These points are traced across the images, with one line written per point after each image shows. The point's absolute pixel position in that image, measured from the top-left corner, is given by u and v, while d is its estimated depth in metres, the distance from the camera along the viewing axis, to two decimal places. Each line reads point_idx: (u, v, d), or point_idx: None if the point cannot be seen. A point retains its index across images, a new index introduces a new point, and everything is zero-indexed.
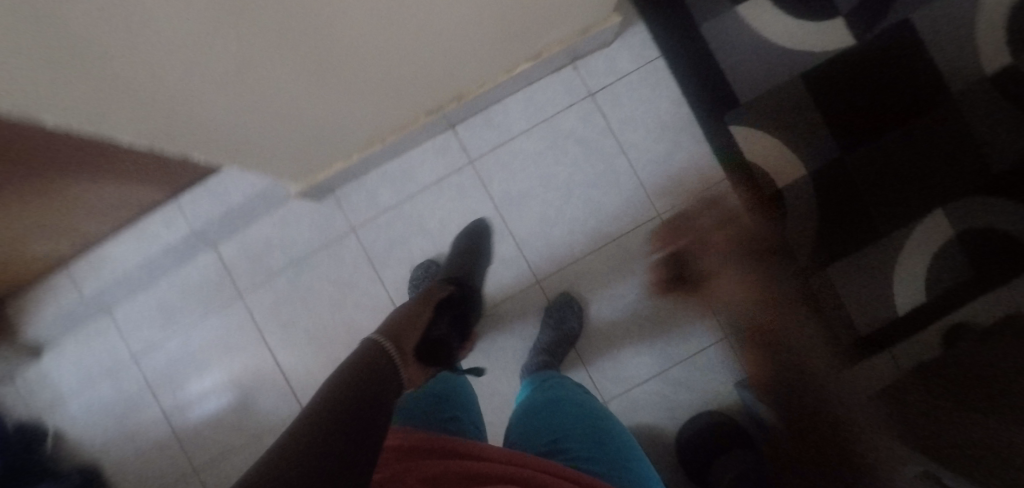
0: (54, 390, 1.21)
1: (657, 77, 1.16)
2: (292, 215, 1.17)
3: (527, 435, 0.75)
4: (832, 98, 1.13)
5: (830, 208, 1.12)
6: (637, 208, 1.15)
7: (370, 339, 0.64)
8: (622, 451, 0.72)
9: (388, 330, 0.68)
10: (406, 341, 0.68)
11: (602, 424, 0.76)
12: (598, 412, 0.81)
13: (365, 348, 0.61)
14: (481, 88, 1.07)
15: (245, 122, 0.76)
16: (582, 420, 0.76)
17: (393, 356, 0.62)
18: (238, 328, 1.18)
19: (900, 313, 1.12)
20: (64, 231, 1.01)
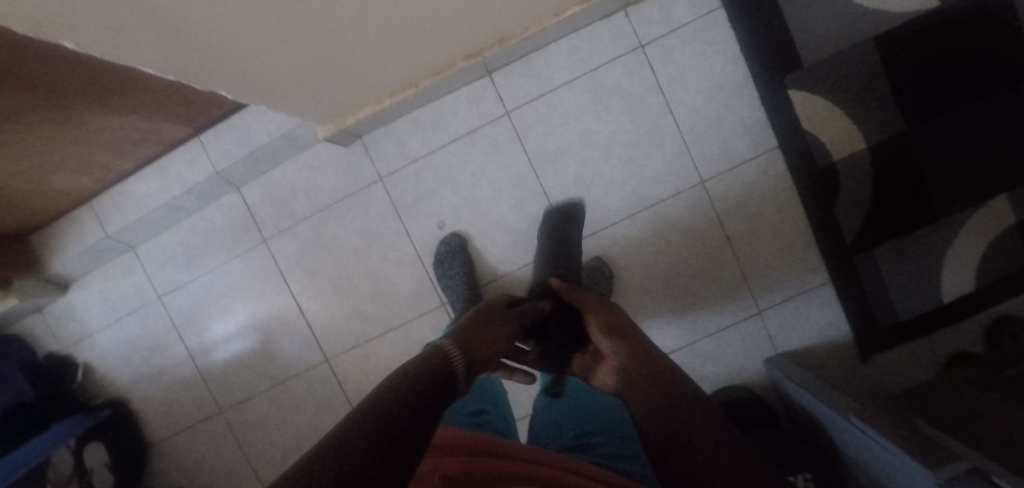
0: (83, 322, 1.23)
1: (715, 30, 1.06)
2: (319, 160, 1.13)
3: (547, 428, 0.71)
4: (906, 63, 1.02)
5: (886, 187, 1.04)
6: (680, 174, 1.09)
7: (436, 346, 0.59)
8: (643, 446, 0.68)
9: (457, 338, 0.63)
10: (474, 352, 0.63)
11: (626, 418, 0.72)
12: None
13: (428, 355, 0.56)
14: (524, 32, 0.99)
15: (281, 61, 0.69)
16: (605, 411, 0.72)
17: (460, 362, 0.58)
18: (261, 274, 1.17)
19: (945, 300, 1.06)
20: (86, 163, 0.99)
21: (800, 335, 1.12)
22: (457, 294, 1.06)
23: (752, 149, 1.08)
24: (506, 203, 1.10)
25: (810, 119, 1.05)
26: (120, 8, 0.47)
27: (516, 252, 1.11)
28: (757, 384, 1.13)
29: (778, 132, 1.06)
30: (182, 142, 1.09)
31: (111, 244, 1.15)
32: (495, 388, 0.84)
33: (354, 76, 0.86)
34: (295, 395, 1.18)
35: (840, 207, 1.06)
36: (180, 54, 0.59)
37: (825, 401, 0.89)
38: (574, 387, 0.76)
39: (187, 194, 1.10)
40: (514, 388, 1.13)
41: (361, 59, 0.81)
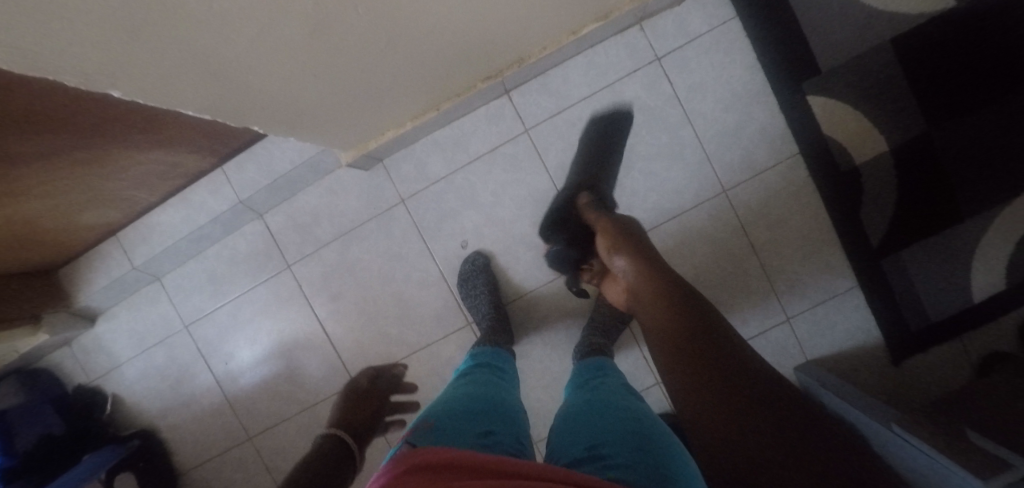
0: (110, 354, 1.24)
1: (731, 40, 1.06)
2: (341, 185, 1.14)
3: (565, 444, 0.58)
4: (925, 63, 1.01)
5: (911, 186, 1.03)
6: (701, 183, 1.08)
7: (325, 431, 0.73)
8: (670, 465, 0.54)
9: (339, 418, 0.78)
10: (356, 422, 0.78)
11: (651, 433, 0.58)
12: (646, 418, 0.62)
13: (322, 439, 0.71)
14: (543, 51, 1.00)
15: (312, 93, 0.70)
16: (623, 425, 0.59)
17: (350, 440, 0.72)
18: (285, 299, 1.17)
19: (977, 300, 1.03)
20: (114, 198, 1.00)
21: (830, 341, 1.09)
22: (483, 312, 1.06)
23: (773, 155, 1.07)
24: (528, 220, 1.10)
25: (830, 124, 1.04)
26: (165, 53, 0.48)
27: (540, 268, 1.11)
28: (790, 393, 1.11)
29: (798, 138, 1.06)
30: (205, 173, 1.10)
31: (137, 275, 1.17)
32: (509, 396, 0.71)
33: (378, 104, 0.87)
34: (322, 420, 1.18)
35: (865, 209, 1.05)
36: (218, 93, 0.60)
37: (862, 408, 0.88)
38: (598, 402, 0.65)
39: (212, 223, 1.11)
40: (542, 406, 1.12)
41: (386, 87, 0.82)
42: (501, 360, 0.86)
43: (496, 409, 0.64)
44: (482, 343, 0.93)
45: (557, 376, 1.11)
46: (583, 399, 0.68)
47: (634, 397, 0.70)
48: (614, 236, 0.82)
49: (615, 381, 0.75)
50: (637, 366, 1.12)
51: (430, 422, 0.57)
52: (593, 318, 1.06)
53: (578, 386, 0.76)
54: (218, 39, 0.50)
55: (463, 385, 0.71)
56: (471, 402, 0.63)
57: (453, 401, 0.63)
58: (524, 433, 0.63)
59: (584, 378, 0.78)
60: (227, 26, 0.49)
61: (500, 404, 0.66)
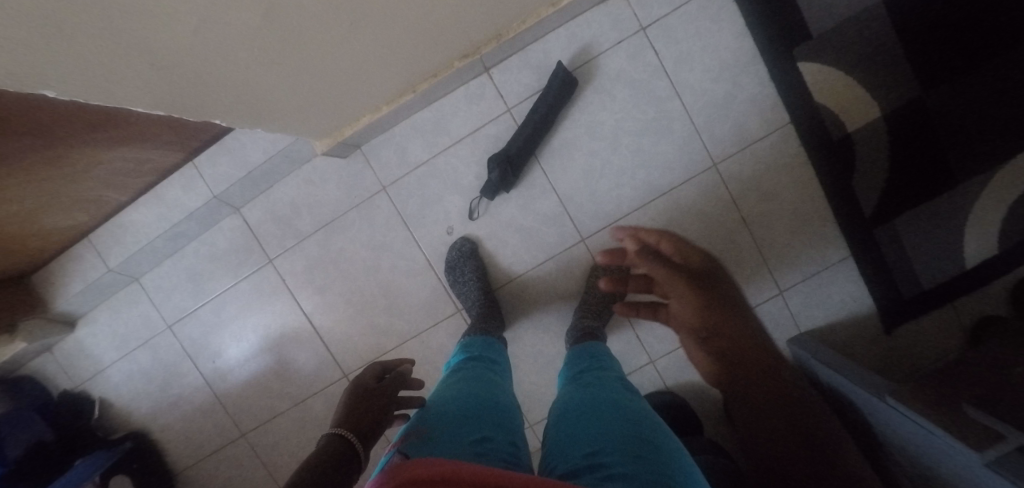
0: (94, 358, 1.21)
1: (719, 6, 1.02)
2: (319, 175, 1.10)
3: (561, 447, 0.57)
4: (918, 24, 0.97)
5: (903, 153, 1.00)
6: (691, 158, 1.05)
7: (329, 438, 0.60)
8: (675, 468, 0.52)
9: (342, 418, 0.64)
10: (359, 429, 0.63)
11: (650, 433, 0.57)
12: (644, 416, 0.61)
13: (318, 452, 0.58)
14: (522, 25, 0.95)
15: (273, 82, 0.67)
16: (623, 426, 0.57)
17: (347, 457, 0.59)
18: (269, 295, 1.14)
19: (968, 266, 1.02)
20: (80, 199, 0.96)
21: (824, 313, 1.08)
22: (472, 299, 1.04)
23: (763, 126, 1.04)
24: (514, 203, 1.07)
25: (822, 91, 1.01)
26: (100, 47, 0.45)
27: (529, 251, 1.08)
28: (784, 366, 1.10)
29: (788, 106, 1.03)
30: (175, 168, 1.05)
31: (114, 277, 1.13)
32: (504, 392, 0.70)
33: (349, 89, 0.83)
34: (316, 414, 1.17)
35: (857, 178, 1.02)
36: (169, 85, 0.56)
37: (854, 379, 0.88)
38: (594, 400, 0.64)
39: (186, 220, 1.07)
40: (537, 389, 1.11)
41: (355, 71, 0.78)
42: (493, 351, 0.84)
43: (491, 408, 0.62)
44: (472, 332, 0.91)
45: (550, 359, 1.10)
46: (579, 395, 0.67)
47: (629, 390, 0.69)
48: (668, 270, 0.91)
49: (610, 373, 0.74)
50: (630, 345, 1.11)
51: (424, 430, 0.56)
52: (584, 300, 1.04)
53: (572, 379, 0.75)
54: (159, 30, 0.46)
55: (458, 381, 0.69)
56: (465, 405, 0.61)
57: (447, 402, 0.62)
58: (519, 433, 0.62)
59: (577, 370, 0.77)
60: (168, 16, 0.45)
61: (495, 403, 0.64)
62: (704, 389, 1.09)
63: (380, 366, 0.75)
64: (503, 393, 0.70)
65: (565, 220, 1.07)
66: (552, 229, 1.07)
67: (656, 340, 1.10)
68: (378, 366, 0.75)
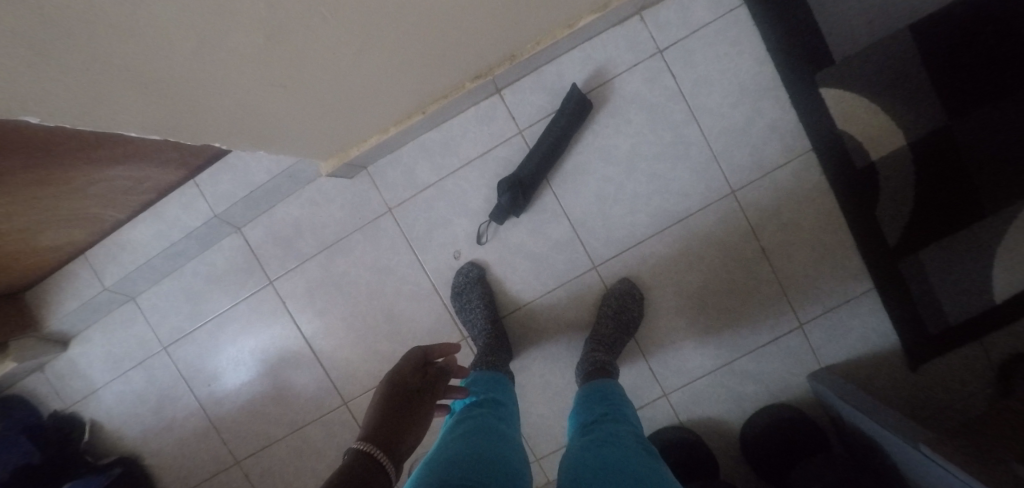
0: (86, 378, 1.17)
1: (738, 30, 0.99)
2: (323, 195, 1.07)
3: None
4: (942, 52, 0.94)
5: (929, 183, 0.96)
6: (708, 184, 1.01)
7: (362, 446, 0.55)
8: None
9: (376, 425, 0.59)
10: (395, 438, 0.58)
11: None
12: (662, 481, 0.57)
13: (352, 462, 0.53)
14: (537, 46, 0.92)
15: (274, 105, 0.64)
16: None
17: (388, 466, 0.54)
18: (268, 317, 1.11)
19: (997, 301, 0.97)
20: (77, 218, 0.94)
21: (846, 347, 1.03)
22: (479, 327, 1.00)
23: (784, 152, 1.01)
24: (524, 227, 1.04)
25: (845, 118, 0.98)
26: (85, 70, 0.41)
27: (539, 278, 1.04)
28: (805, 404, 1.03)
29: (810, 133, 0.99)
30: (175, 186, 1.03)
31: (110, 296, 1.10)
32: (512, 447, 0.66)
33: (354, 110, 0.80)
34: (313, 442, 1.12)
35: (881, 208, 0.98)
36: (162, 107, 0.52)
37: (882, 421, 0.82)
38: (606, 463, 0.60)
39: (185, 240, 1.04)
40: (544, 421, 1.06)
41: (362, 91, 0.75)
42: (499, 391, 0.80)
43: (498, 467, 0.59)
44: (477, 366, 0.87)
45: (558, 390, 1.05)
46: (591, 455, 0.62)
47: (644, 447, 0.65)
48: None
49: (624, 426, 0.69)
50: (642, 377, 1.06)
51: None
52: (594, 330, 0.99)
53: (585, 430, 0.70)
54: (150, 52, 0.43)
55: (462, 433, 0.66)
56: (470, 466, 0.57)
57: (453, 461, 0.58)
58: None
59: (588, 420, 0.73)
60: (163, 38, 0.42)
61: (502, 462, 0.60)
62: (719, 425, 1.05)
63: (423, 352, 0.69)
64: (512, 445, 0.66)
65: (576, 246, 1.03)
66: (563, 255, 1.04)
67: (668, 372, 1.05)
68: (415, 353, 0.69)
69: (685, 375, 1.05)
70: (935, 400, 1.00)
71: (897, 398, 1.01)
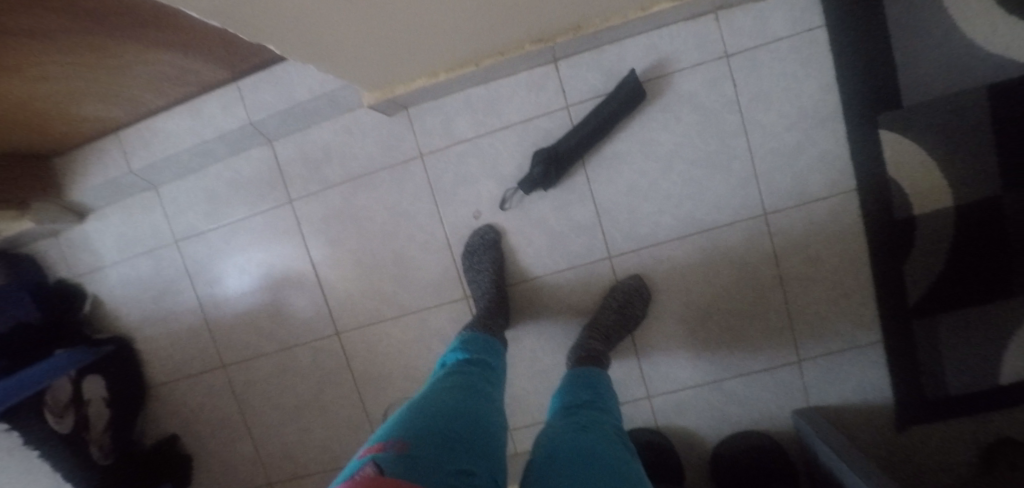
0: (96, 253, 1.20)
1: (811, 52, 0.95)
2: (358, 126, 1.06)
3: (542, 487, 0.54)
4: (1014, 122, 0.91)
5: (964, 250, 0.94)
6: (742, 201, 1.00)
7: None
8: None
9: None
10: None
11: None
12: (634, 477, 0.57)
13: None
14: (605, 22, 0.89)
15: (337, 19, 0.63)
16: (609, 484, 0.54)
17: None
18: (280, 234, 1.12)
19: (1000, 383, 0.96)
20: (119, 95, 0.95)
21: (838, 394, 1.02)
22: (483, 289, 1.00)
23: (826, 186, 0.98)
24: (549, 203, 1.03)
25: (898, 166, 0.95)
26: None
27: (552, 256, 1.04)
28: (784, 437, 1.04)
29: (858, 173, 0.96)
30: (217, 85, 1.03)
31: (133, 180, 1.11)
32: (494, 411, 0.66)
33: (409, 45, 0.78)
34: (300, 365, 1.15)
35: (909, 265, 0.96)
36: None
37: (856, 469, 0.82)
38: (584, 447, 0.60)
39: (217, 141, 1.05)
40: (525, 395, 1.08)
41: (421, 27, 0.73)
42: (491, 355, 0.81)
43: (478, 428, 0.59)
44: (474, 326, 0.88)
45: (546, 369, 1.06)
46: (571, 437, 0.63)
47: (622, 441, 0.65)
48: None
49: (607, 419, 0.69)
50: (629, 375, 1.06)
51: (404, 435, 0.52)
52: (595, 320, 0.99)
53: (567, 411, 0.71)
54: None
55: (447, 386, 0.66)
56: (451, 420, 0.58)
57: (436, 411, 0.59)
58: (501, 461, 0.59)
59: (572, 403, 0.73)
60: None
61: (483, 424, 0.61)
62: (694, 438, 1.06)
63: None
64: (495, 409, 0.67)
65: (596, 233, 1.03)
66: (580, 239, 1.03)
67: (658, 376, 1.05)
68: None
69: (673, 383, 1.05)
70: (911, 463, 1.00)
71: (875, 453, 1.02)
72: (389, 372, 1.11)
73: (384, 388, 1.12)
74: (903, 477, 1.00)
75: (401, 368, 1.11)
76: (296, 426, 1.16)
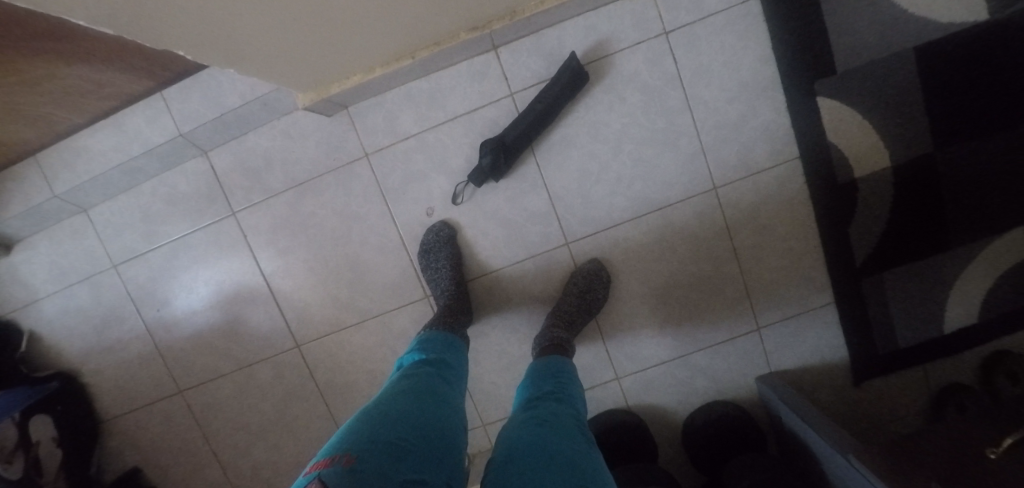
0: (28, 286, 1.12)
1: (747, 24, 0.96)
2: (298, 130, 1.02)
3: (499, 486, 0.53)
4: (941, 81, 0.94)
5: (903, 208, 0.97)
6: (691, 177, 1.00)
7: None
8: None
9: None
10: None
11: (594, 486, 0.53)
12: (592, 467, 0.57)
13: None
14: (541, 6, 0.88)
15: (248, 20, 0.60)
16: (566, 478, 0.53)
17: None
18: (226, 249, 1.07)
19: (944, 332, 1.00)
20: (29, 114, 0.88)
21: (797, 356, 1.05)
22: (443, 287, 0.98)
23: (771, 156, 1.00)
24: (502, 194, 1.02)
25: (836, 131, 0.97)
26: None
27: (509, 246, 1.03)
28: (749, 403, 1.06)
29: (800, 140, 0.98)
30: (140, 96, 0.97)
31: (60, 205, 1.04)
32: (453, 411, 0.65)
33: (338, 42, 0.75)
34: (260, 381, 1.11)
35: (855, 226, 0.99)
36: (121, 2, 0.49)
37: (815, 426, 0.85)
38: (542, 441, 0.60)
39: (146, 156, 0.99)
40: (495, 388, 1.07)
41: (347, 22, 0.70)
42: (450, 353, 0.80)
43: (433, 433, 0.58)
44: (433, 325, 0.86)
45: (514, 361, 1.06)
46: (529, 431, 0.62)
47: (582, 432, 0.66)
48: None
49: (567, 409, 0.69)
50: (597, 359, 1.07)
51: (352, 447, 0.50)
52: (557, 307, 0.98)
53: (528, 405, 0.71)
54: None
55: (402, 391, 0.65)
56: (404, 427, 0.56)
57: (388, 419, 0.57)
58: (459, 464, 0.58)
59: (534, 396, 0.73)
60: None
61: (439, 426, 0.60)
62: (665, 414, 1.07)
63: None
64: (453, 411, 0.66)
65: (551, 220, 1.02)
66: (537, 227, 1.02)
67: (625, 356, 1.06)
68: None
69: (640, 362, 1.06)
70: (870, 416, 1.04)
71: (837, 410, 1.05)
72: (354, 380, 1.09)
73: (351, 396, 1.09)
74: (862, 430, 1.04)
75: (367, 374, 1.08)
76: (264, 445, 1.13)
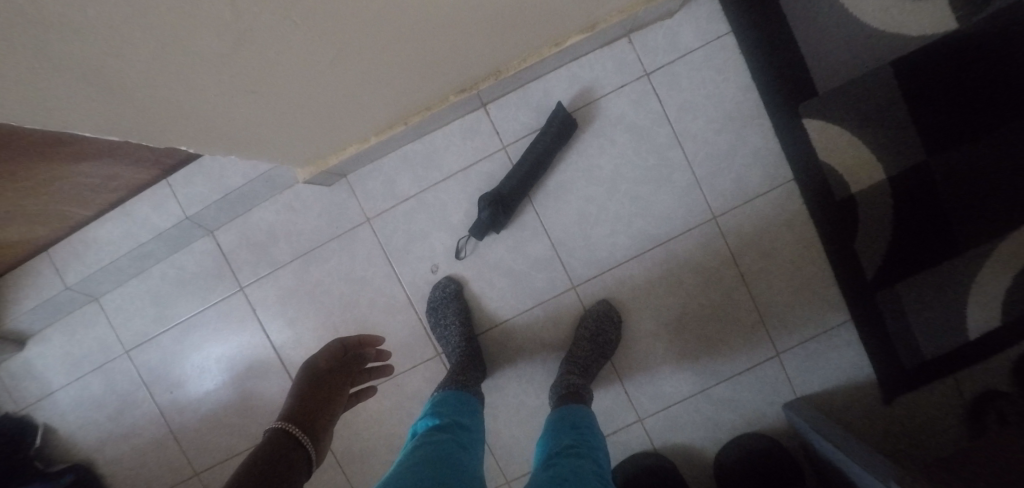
0: (42, 381, 1.12)
1: (724, 57, 1.00)
2: (300, 201, 1.04)
3: None
4: (921, 93, 0.96)
5: (906, 219, 0.97)
6: (689, 209, 1.01)
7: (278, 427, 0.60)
8: None
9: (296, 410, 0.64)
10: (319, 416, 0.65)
11: None
12: None
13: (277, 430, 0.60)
14: (524, 62, 0.92)
15: (249, 113, 0.63)
16: None
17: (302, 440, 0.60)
18: (236, 324, 1.07)
19: (970, 338, 0.97)
20: (41, 213, 0.91)
21: (822, 379, 1.02)
22: (454, 343, 0.98)
23: (765, 181, 1.01)
24: (503, 244, 1.03)
25: (826, 150, 0.98)
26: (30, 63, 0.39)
27: (516, 296, 1.03)
28: (781, 434, 1.02)
29: (792, 163, 0.99)
30: (147, 185, 1.00)
31: (72, 296, 1.06)
32: (471, 478, 0.63)
33: (335, 120, 0.79)
34: None
35: (860, 242, 0.99)
36: (127, 111, 0.52)
37: (849, 453, 0.81)
38: None
39: (154, 241, 1.01)
40: (516, 442, 1.04)
41: (342, 100, 0.74)
42: (465, 415, 0.78)
43: None
44: (446, 385, 0.85)
45: (532, 411, 1.03)
46: None
47: None
48: None
49: (590, 465, 0.67)
50: (616, 401, 1.04)
51: None
52: (571, 353, 0.97)
53: (549, 463, 0.68)
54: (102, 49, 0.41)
55: (417, 460, 0.63)
56: None
57: None
58: None
59: (555, 454, 0.70)
60: (119, 27, 0.39)
61: None
62: (694, 452, 1.03)
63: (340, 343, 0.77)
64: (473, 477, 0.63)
65: (556, 265, 1.02)
66: (542, 274, 1.02)
67: (645, 396, 1.04)
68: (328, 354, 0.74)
69: (661, 400, 1.04)
70: (909, 433, 1.00)
71: (873, 431, 1.01)
72: (371, 447, 1.06)
73: (369, 464, 1.06)
74: (903, 450, 0.99)
75: (384, 439, 1.06)
76: None
